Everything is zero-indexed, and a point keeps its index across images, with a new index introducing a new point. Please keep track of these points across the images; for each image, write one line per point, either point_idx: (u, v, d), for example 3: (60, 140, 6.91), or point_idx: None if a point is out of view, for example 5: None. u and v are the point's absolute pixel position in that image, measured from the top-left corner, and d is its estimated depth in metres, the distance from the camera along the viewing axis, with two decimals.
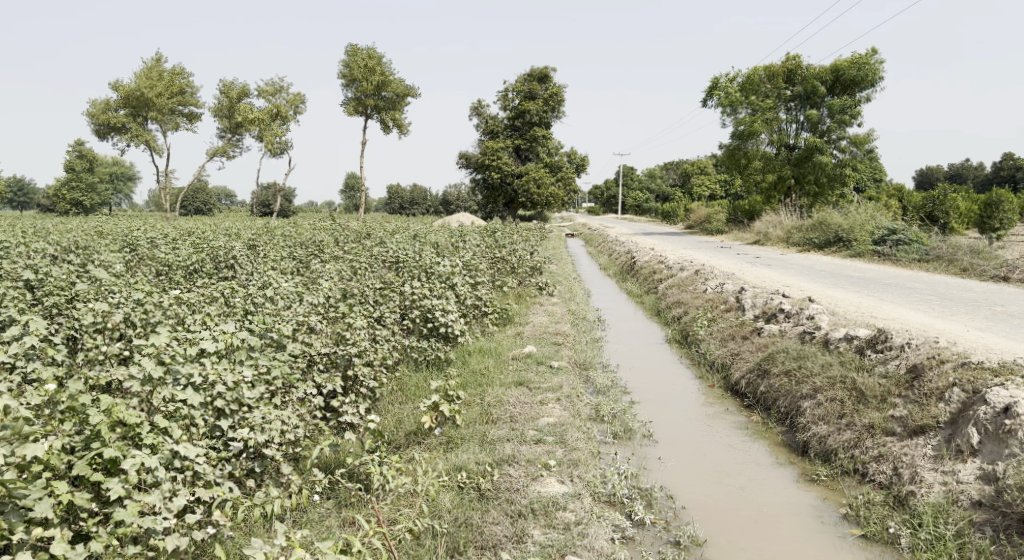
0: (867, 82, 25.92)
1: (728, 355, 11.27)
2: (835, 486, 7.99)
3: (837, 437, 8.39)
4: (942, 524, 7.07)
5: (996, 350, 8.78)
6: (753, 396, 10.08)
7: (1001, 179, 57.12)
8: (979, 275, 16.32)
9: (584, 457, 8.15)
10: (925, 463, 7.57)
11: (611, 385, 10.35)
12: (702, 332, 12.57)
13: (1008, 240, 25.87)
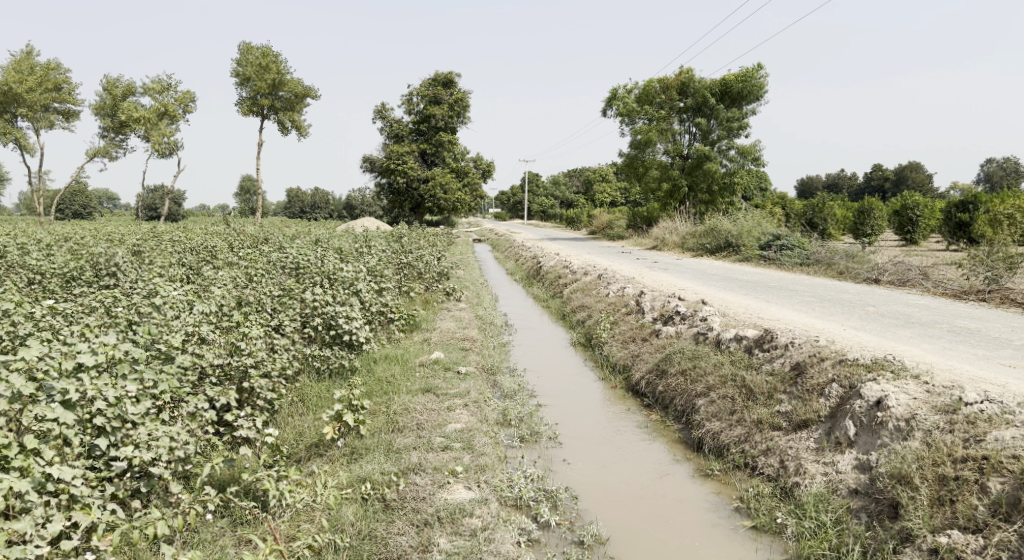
0: (753, 95, 27.13)
1: (628, 356, 11.57)
2: (728, 480, 8.35)
3: (729, 433, 8.76)
4: (822, 512, 7.38)
5: (871, 347, 9.31)
6: (652, 396, 10.40)
7: (871, 189, 60.87)
8: (852, 278, 17.33)
9: (491, 462, 8.20)
10: (808, 455, 7.95)
11: (518, 389, 10.50)
12: (605, 335, 12.86)
13: (879, 246, 27.63)
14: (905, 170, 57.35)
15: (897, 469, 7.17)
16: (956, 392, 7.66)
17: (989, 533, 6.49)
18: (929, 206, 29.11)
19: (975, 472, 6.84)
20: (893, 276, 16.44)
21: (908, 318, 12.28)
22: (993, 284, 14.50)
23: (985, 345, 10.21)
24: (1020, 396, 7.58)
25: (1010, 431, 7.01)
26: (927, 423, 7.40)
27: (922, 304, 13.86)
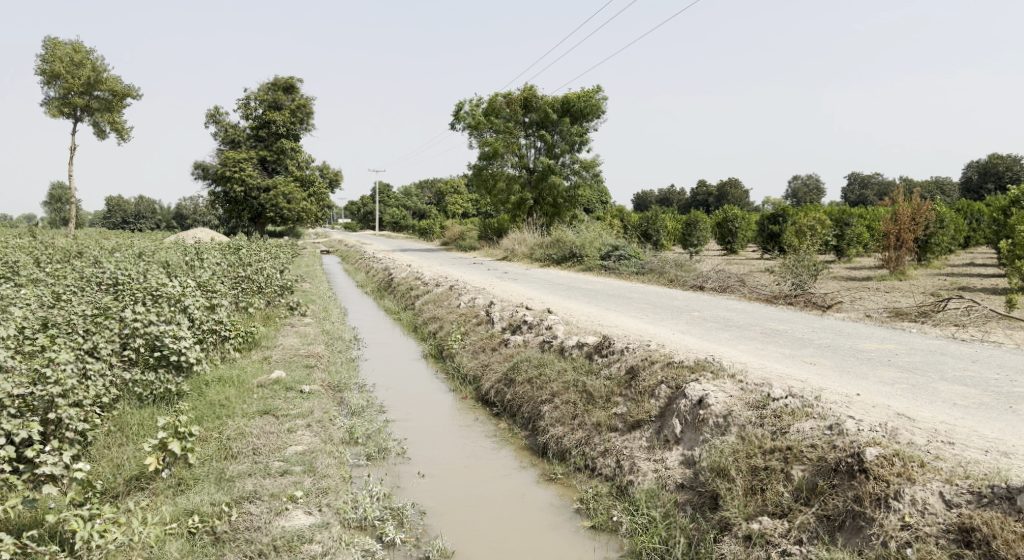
0: (594, 114, 28.39)
1: (479, 367, 11.69)
2: (569, 483, 8.48)
3: (571, 437, 8.97)
4: (652, 507, 7.55)
5: (696, 350, 9.92)
6: (501, 404, 10.55)
7: (697, 203, 64.96)
8: (680, 285, 18.38)
9: (334, 484, 7.90)
10: (640, 454, 8.18)
11: (366, 405, 10.32)
12: (456, 346, 12.90)
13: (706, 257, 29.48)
14: (726, 186, 61.73)
15: (715, 463, 7.39)
16: (765, 389, 8.09)
17: (793, 516, 6.72)
18: (746, 218, 31.43)
19: (780, 461, 7.08)
20: (715, 283, 17.58)
21: (728, 322, 13.18)
22: (798, 290, 15.84)
23: (790, 345, 11.09)
24: (818, 391, 8.23)
25: (809, 422, 7.35)
26: (741, 418, 7.70)
27: (740, 308, 14.87)
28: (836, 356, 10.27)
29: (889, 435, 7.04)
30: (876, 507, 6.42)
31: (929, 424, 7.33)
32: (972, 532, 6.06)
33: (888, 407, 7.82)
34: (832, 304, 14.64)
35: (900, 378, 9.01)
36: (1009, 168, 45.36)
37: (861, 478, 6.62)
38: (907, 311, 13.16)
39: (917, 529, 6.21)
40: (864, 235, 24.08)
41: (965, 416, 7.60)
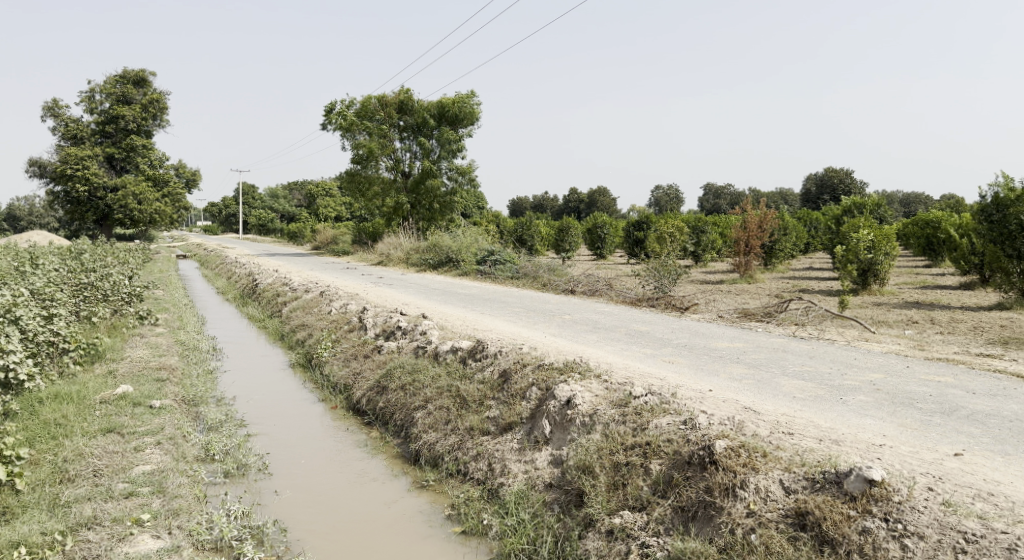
0: (469, 120, 28.64)
1: (350, 375, 11.46)
2: (441, 489, 8.40)
3: (444, 442, 8.93)
4: (522, 509, 7.60)
5: (567, 352, 10.25)
6: (373, 413, 10.39)
7: (567, 209, 66.45)
8: (552, 289, 18.70)
9: (186, 504, 7.60)
10: (511, 455, 8.25)
11: (225, 419, 9.96)
12: (325, 354, 12.64)
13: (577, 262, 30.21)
14: (595, 194, 63.55)
15: (582, 462, 7.59)
16: (627, 388, 8.40)
17: (652, 509, 6.93)
18: (614, 225, 32.51)
19: (640, 456, 7.33)
20: (585, 287, 18.03)
21: (596, 326, 13.54)
22: (660, 293, 16.52)
23: (650, 345, 11.54)
24: (675, 388, 8.61)
25: (666, 418, 7.66)
26: (605, 416, 7.94)
27: (608, 311, 15.29)
28: (691, 355, 10.77)
29: (736, 428, 7.36)
30: (724, 496, 6.61)
31: (772, 417, 7.76)
32: (806, 516, 6.24)
33: (737, 401, 8.30)
34: (690, 306, 15.38)
35: (748, 374, 9.59)
36: (843, 180, 49.28)
37: (711, 470, 6.82)
38: (754, 312, 14.00)
39: (760, 515, 6.39)
40: (717, 241, 25.82)
41: (803, 408, 8.14)
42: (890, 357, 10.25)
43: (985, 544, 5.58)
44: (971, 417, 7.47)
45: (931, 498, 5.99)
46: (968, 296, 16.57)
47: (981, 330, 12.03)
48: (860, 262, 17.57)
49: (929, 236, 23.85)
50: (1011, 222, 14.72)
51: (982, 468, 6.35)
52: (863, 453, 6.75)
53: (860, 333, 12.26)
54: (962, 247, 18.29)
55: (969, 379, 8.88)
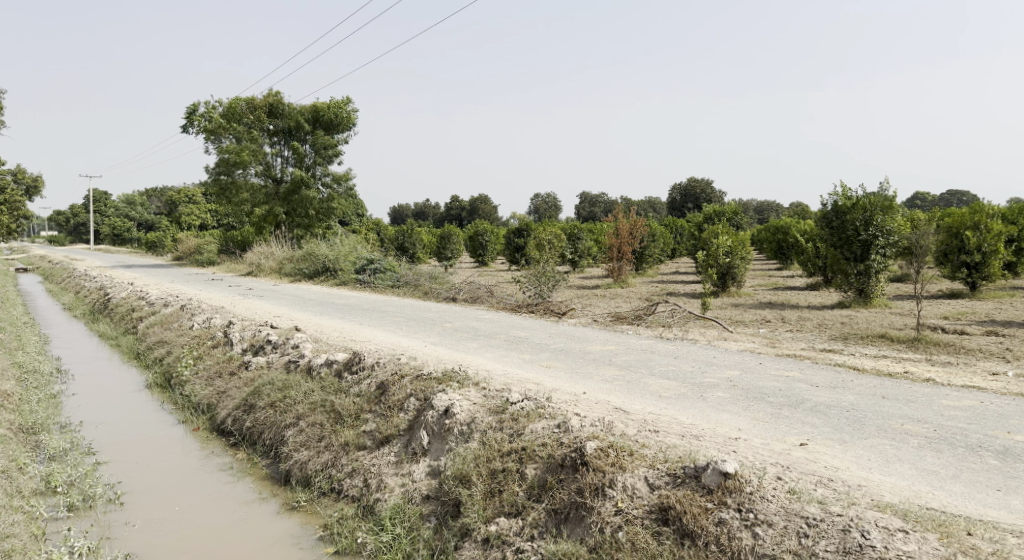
0: (344, 125, 28.42)
1: (214, 394, 10.97)
2: (313, 509, 8.08)
3: (316, 461, 8.58)
4: (397, 524, 7.32)
5: (447, 358, 9.80)
6: (239, 433, 9.97)
7: (448, 216, 66.49)
8: (434, 297, 18.58)
9: (22, 544, 7.08)
10: (388, 470, 7.95)
11: (69, 448, 9.37)
12: (186, 374, 12.07)
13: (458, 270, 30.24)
14: (476, 202, 63.99)
15: (459, 471, 7.34)
16: (505, 394, 8.18)
17: (526, 514, 6.77)
18: (495, 232, 32.80)
19: (516, 462, 7.16)
20: (467, 294, 18.04)
21: (474, 331, 12.91)
22: (538, 299, 16.74)
23: (527, 350, 11.56)
24: (550, 392, 8.53)
25: (542, 422, 7.51)
26: (483, 424, 7.72)
27: (487, 317, 15.27)
28: (564, 360, 10.91)
29: (606, 428, 7.36)
30: (594, 496, 6.55)
31: (639, 416, 7.94)
32: (669, 511, 6.23)
33: (607, 403, 8.44)
34: (567, 311, 15.70)
35: (619, 376, 9.85)
36: (705, 190, 51.81)
37: (582, 471, 6.75)
38: (625, 315, 14.48)
39: (627, 513, 6.35)
40: (593, 248, 26.47)
41: (669, 406, 8.45)
42: (746, 355, 10.83)
43: (824, 528, 5.64)
44: (815, 409, 7.98)
45: (778, 487, 6.12)
46: (814, 296, 17.80)
47: (826, 327, 12.87)
48: (719, 266, 18.43)
49: (780, 241, 25.36)
50: (848, 228, 15.85)
51: (824, 456, 6.71)
52: (720, 447, 7.00)
53: (719, 333, 12.89)
54: (808, 251, 19.60)
55: (814, 373, 9.51)
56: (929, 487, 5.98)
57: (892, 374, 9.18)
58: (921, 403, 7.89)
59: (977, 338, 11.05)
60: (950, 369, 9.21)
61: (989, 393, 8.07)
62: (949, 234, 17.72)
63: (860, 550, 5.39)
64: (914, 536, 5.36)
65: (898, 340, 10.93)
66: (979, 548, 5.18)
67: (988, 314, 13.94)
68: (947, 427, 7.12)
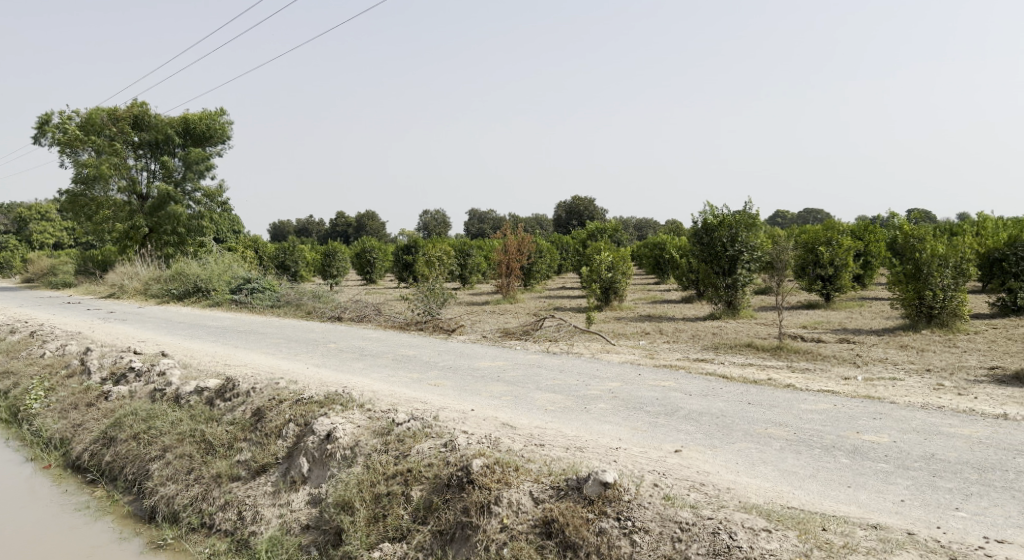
0: (217, 138, 27.72)
1: (68, 428, 10.32)
2: (181, 546, 7.77)
3: (184, 495, 8.25)
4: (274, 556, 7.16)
5: (329, 381, 9.63)
6: (97, 469, 9.40)
7: (334, 233, 65.38)
8: (318, 316, 18.17)
9: None
10: (265, 500, 7.74)
11: None
12: (36, 407, 11.30)
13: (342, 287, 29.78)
14: (363, 218, 63.27)
15: (340, 497, 7.25)
16: (390, 415, 8.09)
17: (411, 537, 6.78)
18: (382, 249, 32.52)
19: (401, 484, 7.13)
20: (352, 314, 17.75)
21: (361, 351, 12.73)
22: (428, 316, 16.66)
23: (416, 367, 11.24)
24: (438, 411, 8.37)
25: (428, 443, 7.48)
26: (367, 447, 7.65)
27: (373, 335, 15.09)
28: (449, 372, 10.90)
29: (492, 445, 7.38)
30: (480, 514, 6.60)
31: (525, 430, 8.00)
32: (552, 524, 6.36)
33: (495, 419, 8.39)
34: (456, 328, 15.73)
35: (506, 391, 9.84)
36: (588, 208, 53.24)
37: (468, 489, 6.78)
38: (513, 331, 14.66)
39: (511, 529, 6.44)
40: (483, 263, 26.68)
41: (555, 420, 8.56)
42: (626, 367, 11.19)
43: (695, 531, 5.92)
44: (688, 417, 8.36)
45: (654, 494, 6.36)
46: (691, 309, 18.57)
47: (700, 338, 13.49)
48: (602, 281, 19.06)
49: (657, 256, 26.33)
50: (716, 244, 16.73)
51: (697, 461, 7.05)
52: (602, 457, 7.19)
53: (601, 346, 13.27)
54: (682, 266, 20.50)
55: (688, 383, 9.94)
56: (789, 487, 6.39)
57: (757, 381, 9.72)
58: (783, 408, 8.40)
59: (832, 345, 11.87)
60: (808, 375, 9.84)
61: (843, 397, 8.68)
62: (805, 249, 18.81)
63: (728, 551, 5.70)
64: (776, 534, 5.70)
65: (763, 348, 11.62)
66: (833, 542, 5.55)
67: (840, 322, 15.02)
68: (805, 429, 7.63)
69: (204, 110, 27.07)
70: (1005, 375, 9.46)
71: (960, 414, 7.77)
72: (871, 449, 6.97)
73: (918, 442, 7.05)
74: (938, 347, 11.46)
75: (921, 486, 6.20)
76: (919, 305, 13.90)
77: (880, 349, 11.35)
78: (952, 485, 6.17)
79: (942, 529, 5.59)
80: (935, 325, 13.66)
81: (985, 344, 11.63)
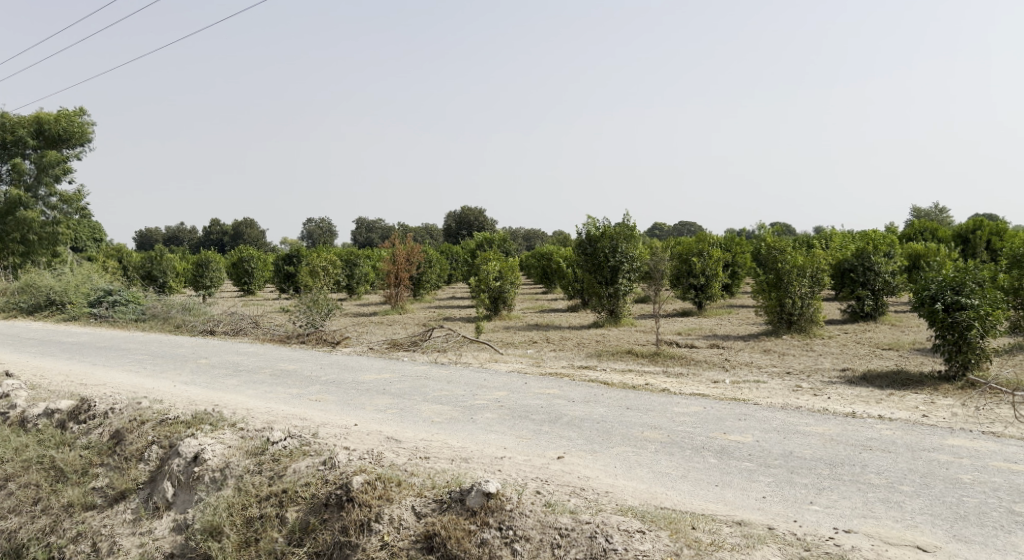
0: (75, 140, 26.31)
1: None
2: None
3: (30, 528, 7.80)
4: None
5: (198, 399, 9.23)
6: None
7: (209, 242, 62.92)
8: (188, 331, 17.40)
9: None
10: (124, 529, 7.40)
11: None
12: None
13: (217, 299, 28.71)
14: (241, 225, 61.26)
15: (210, 521, 6.99)
16: (265, 434, 7.81)
17: None
18: (262, 259, 31.59)
19: (275, 506, 6.92)
20: (226, 327, 17.14)
21: (235, 366, 12.28)
22: (310, 328, 16.26)
23: (297, 383, 10.81)
24: (318, 427, 8.13)
25: (306, 461, 7.26)
26: (239, 468, 7.38)
27: (249, 350, 14.58)
28: (331, 386, 10.69)
29: (374, 460, 7.19)
30: (359, 532, 6.50)
31: (411, 444, 7.81)
32: (434, 538, 6.33)
33: (379, 432, 8.19)
34: (341, 340, 15.45)
35: (390, 404, 9.65)
36: (478, 218, 53.52)
37: (347, 508, 6.67)
38: (401, 342, 14.53)
39: (392, 545, 6.38)
40: (370, 273, 26.36)
41: (440, 431, 8.46)
42: (511, 376, 11.30)
43: (574, 536, 6.03)
44: (570, 423, 8.53)
45: (536, 501, 6.39)
46: (576, 317, 18.99)
47: (583, 346, 13.79)
48: (492, 291, 19.19)
49: (544, 267, 26.78)
50: (599, 254, 17.16)
51: (578, 467, 7.17)
52: (486, 467, 7.14)
53: (490, 355, 13.36)
54: (569, 275, 20.92)
55: (571, 390, 10.14)
56: (662, 488, 6.62)
57: (636, 387, 10.02)
58: (658, 411, 8.69)
59: (704, 351, 12.40)
60: (681, 380, 10.22)
61: (712, 399, 9.06)
62: (679, 259, 19.50)
63: (604, 554, 5.84)
64: (649, 535, 5.88)
65: (641, 355, 12.00)
66: (700, 540, 5.78)
67: (712, 329, 15.73)
68: (677, 431, 7.92)
69: (61, 110, 25.74)
70: (853, 375, 10.16)
71: (816, 414, 8.24)
72: (736, 448, 7.30)
73: (779, 441, 7.43)
74: (797, 350, 12.19)
75: (781, 482, 6.54)
76: (780, 312, 14.71)
77: (747, 353, 11.94)
78: (808, 481, 6.54)
79: (798, 522, 5.92)
80: (795, 330, 14.54)
81: (838, 348, 12.44)
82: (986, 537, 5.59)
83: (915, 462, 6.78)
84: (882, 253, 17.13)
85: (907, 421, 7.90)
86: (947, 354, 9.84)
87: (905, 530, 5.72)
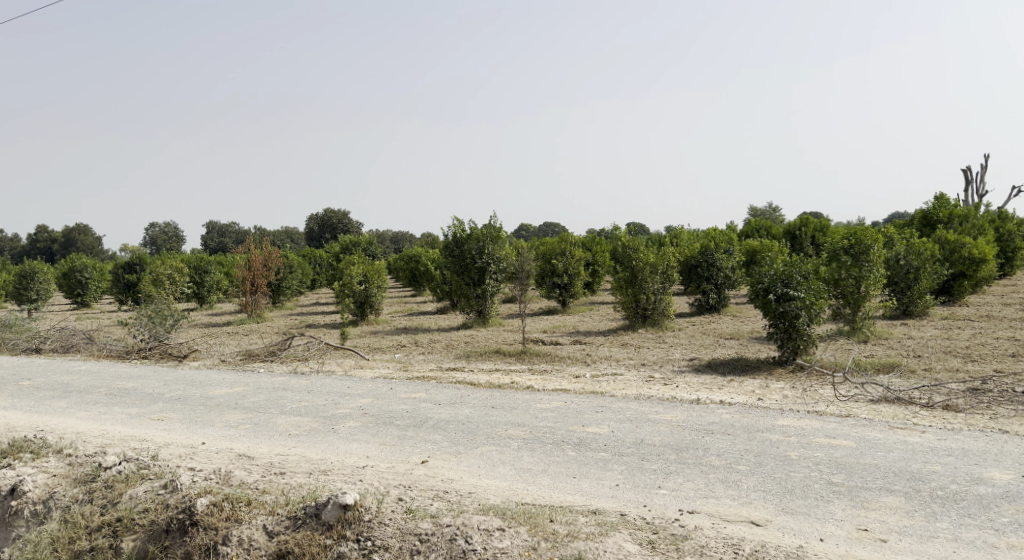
0: None
1: None
2: None
3: None
4: None
5: (21, 425, 8.53)
6: None
7: (38, 251, 58.51)
8: (10, 350, 16.01)
9: None
10: None
11: None
12: None
13: (45, 313, 26.69)
14: (72, 233, 57.32)
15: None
16: (97, 458, 7.27)
17: None
18: (96, 269, 29.69)
19: (108, 537, 6.47)
20: (55, 344, 15.94)
21: (66, 387, 11.41)
22: (154, 342, 15.36)
23: (138, 402, 10.23)
24: (160, 448, 7.68)
25: (144, 485, 6.81)
26: (65, 499, 6.87)
27: (82, 368, 13.62)
28: (176, 403, 10.11)
29: (221, 480, 6.83)
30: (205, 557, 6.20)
31: (265, 459, 7.48)
32: (287, 557, 6.11)
33: (230, 449, 7.81)
34: (188, 354, 14.69)
35: (244, 418, 9.24)
36: (340, 221, 52.57)
37: (191, 532, 6.33)
38: (257, 352, 13.97)
39: None
40: (223, 281, 25.24)
41: (297, 444, 8.17)
42: (378, 382, 11.10)
43: (433, 541, 5.94)
44: (435, 426, 8.45)
45: (396, 508, 6.25)
46: (444, 319, 18.95)
47: (452, 348, 13.75)
48: (357, 296, 18.79)
49: (412, 269, 26.59)
50: (466, 256, 17.17)
51: (441, 470, 7.10)
52: (346, 478, 6.92)
53: (355, 362, 13.06)
54: (437, 277, 20.84)
55: (436, 392, 10.07)
56: (523, 484, 6.65)
57: (500, 386, 10.04)
58: (520, 409, 8.75)
59: (567, 347, 12.63)
60: (545, 376, 10.35)
61: (570, 394, 9.21)
62: (542, 259, 19.80)
63: (463, 556, 5.80)
64: (508, 532, 5.88)
65: (508, 353, 12.09)
66: (558, 532, 5.83)
67: (574, 325, 16.08)
68: (538, 427, 8.00)
69: None
70: (699, 364, 10.63)
71: (665, 402, 8.55)
72: (592, 440, 7.44)
73: (631, 430, 7.64)
74: (650, 342, 12.62)
75: (632, 470, 6.72)
76: (635, 307, 15.18)
77: (606, 348, 12.25)
78: (656, 466, 6.76)
79: (647, 507, 6.09)
80: (649, 324, 15.05)
81: (687, 339, 12.98)
82: (810, 508, 5.93)
83: (751, 442, 7.14)
84: (723, 249, 18.10)
85: (745, 405, 8.31)
86: (779, 340, 10.42)
87: (741, 507, 5.99)
